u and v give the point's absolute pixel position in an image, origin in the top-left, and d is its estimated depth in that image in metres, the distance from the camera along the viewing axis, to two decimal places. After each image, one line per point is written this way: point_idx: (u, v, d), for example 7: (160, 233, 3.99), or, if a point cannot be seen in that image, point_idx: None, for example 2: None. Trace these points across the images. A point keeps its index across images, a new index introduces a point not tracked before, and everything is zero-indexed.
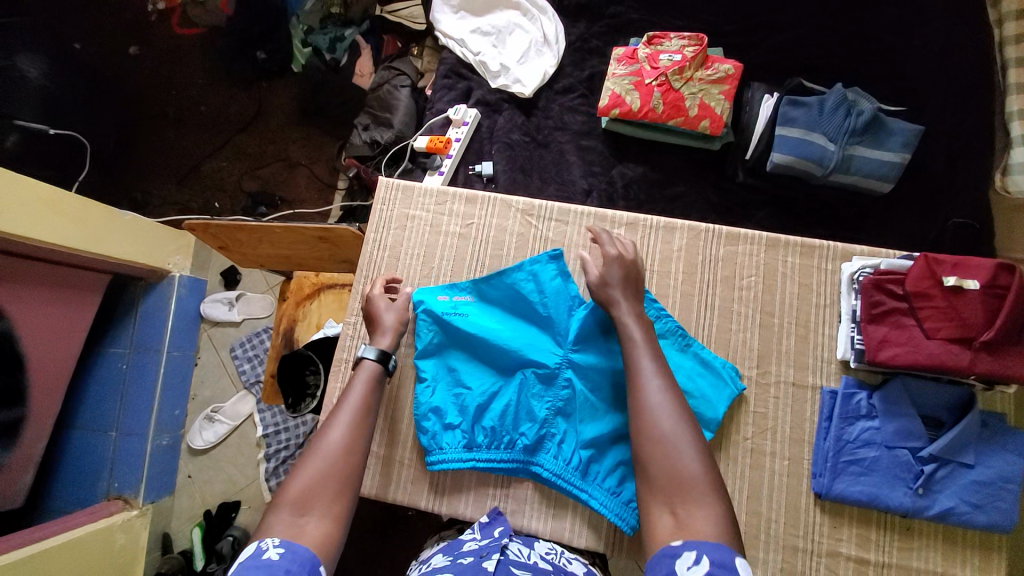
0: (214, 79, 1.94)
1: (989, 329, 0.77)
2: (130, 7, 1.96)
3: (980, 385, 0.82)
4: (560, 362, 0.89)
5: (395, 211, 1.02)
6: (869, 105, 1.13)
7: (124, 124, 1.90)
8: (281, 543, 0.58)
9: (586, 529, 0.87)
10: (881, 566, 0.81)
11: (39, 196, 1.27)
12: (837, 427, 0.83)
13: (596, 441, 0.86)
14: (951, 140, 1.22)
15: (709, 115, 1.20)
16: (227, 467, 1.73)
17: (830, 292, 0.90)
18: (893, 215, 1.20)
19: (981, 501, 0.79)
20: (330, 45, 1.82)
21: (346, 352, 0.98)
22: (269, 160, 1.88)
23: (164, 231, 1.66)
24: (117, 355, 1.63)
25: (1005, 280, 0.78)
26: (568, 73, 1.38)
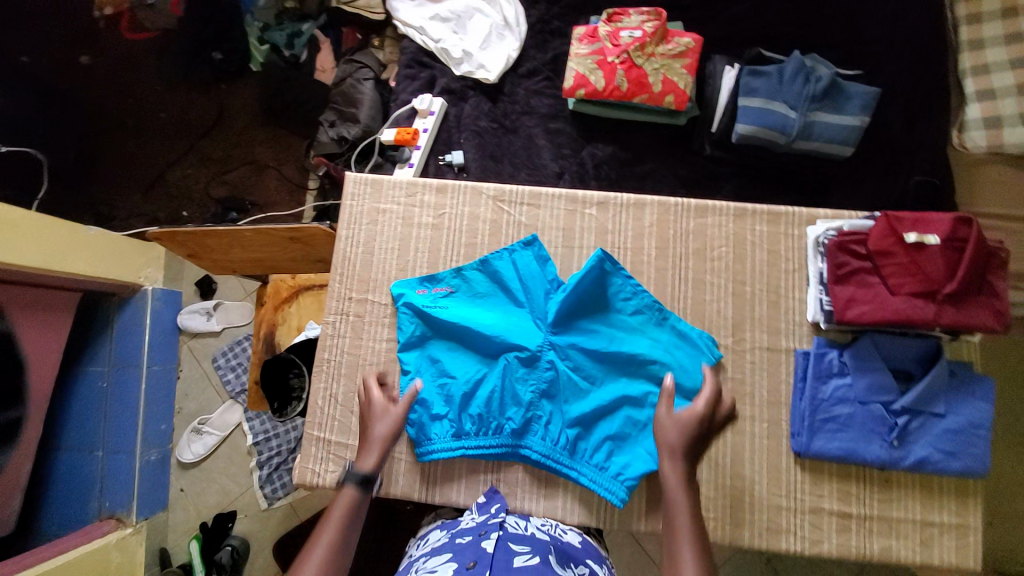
0: (173, 83, 1.88)
1: (951, 281, 0.80)
2: (77, 14, 1.88)
3: (945, 335, 0.85)
4: (541, 344, 0.90)
5: (365, 206, 1.01)
6: (828, 71, 1.17)
7: (81, 136, 1.83)
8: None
9: (578, 506, 0.89)
10: (862, 518, 0.84)
11: None
12: (812, 386, 0.85)
13: (581, 418, 0.87)
14: (907, 100, 1.24)
15: (673, 89, 1.21)
16: (220, 478, 1.71)
17: (798, 257, 0.92)
18: (857, 177, 1.23)
19: (953, 448, 0.82)
20: (288, 41, 1.76)
21: (327, 351, 0.96)
22: (236, 164, 1.84)
23: (133, 243, 1.61)
24: (97, 374, 1.60)
25: (964, 232, 0.80)
26: (532, 56, 1.37)
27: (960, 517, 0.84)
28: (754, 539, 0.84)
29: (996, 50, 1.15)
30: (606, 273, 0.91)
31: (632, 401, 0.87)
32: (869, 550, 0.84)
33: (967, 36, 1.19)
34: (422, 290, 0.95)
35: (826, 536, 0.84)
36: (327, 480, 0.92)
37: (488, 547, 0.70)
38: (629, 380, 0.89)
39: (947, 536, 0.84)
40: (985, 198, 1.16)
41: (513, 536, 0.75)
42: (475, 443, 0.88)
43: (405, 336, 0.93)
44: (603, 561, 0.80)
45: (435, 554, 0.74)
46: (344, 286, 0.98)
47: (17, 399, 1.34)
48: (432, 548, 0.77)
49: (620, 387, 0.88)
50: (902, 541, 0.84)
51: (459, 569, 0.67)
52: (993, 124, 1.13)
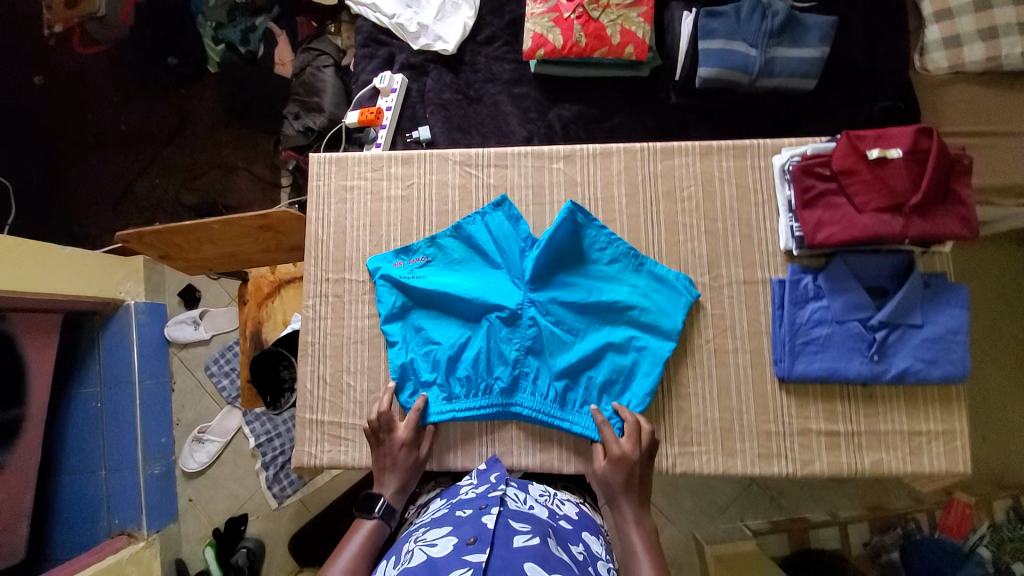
0: (130, 93, 1.84)
1: (916, 193, 0.81)
2: (22, 32, 1.83)
3: (917, 248, 0.86)
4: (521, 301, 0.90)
5: (332, 185, 1.00)
6: (784, 3, 1.16)
7: (42, 157, 1.79)
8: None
9: (574, 456, 0.89)
10: (851, 435, 0.86)
11: None
12: (790, 312, 0.87)
13: (568, 370, 0.87)
14: (866, 27, 1.24)
15: (632, 40, 1.20)
16: (226, 483, 1.71)
17: (766, 188, 0.92)
18: (823, 110, 1.23)
19: (933, 356, 0.84)
20: (243, 38, 1.71)
21: (311, 334, 0.96)
22: (204, 169, 1.81)
23: (110, 259, 1.60)
24: (89, 396, 1.59)
25: (924, 143, 0.81)
26: (489, 23, 1.35)
27: (946, 424, 0.86)
28: (747, 466, 0.86)
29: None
30: (579, 225, 0.91)
31: (616, 347, 0.88)
32: (860, 465, 0.86)
33: None
34: (397, 262, 0.95)
35: (817, 456, 0.86)
36: (324, 461, 0.92)
37: (489, 523, 0.70)
38: (611, 327, 0.89)
39: (934, 444, 0.86)
40: (950, 117, 1.16)
41: (513, 512, 0.75)
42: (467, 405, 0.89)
43: (385, 309, 0.93)
44: (598, 531, 0.83)
45: (437, 525, 0.75)
46: (320, 268, 0.97)
47: (17, 400, 1.34)
48: (432, 519, 0.78)
49: (603, 335, 0.89)
50: (892, 453, 0.86)
51: (459, 545, 0.67)
52: (952, 44, 1.14)
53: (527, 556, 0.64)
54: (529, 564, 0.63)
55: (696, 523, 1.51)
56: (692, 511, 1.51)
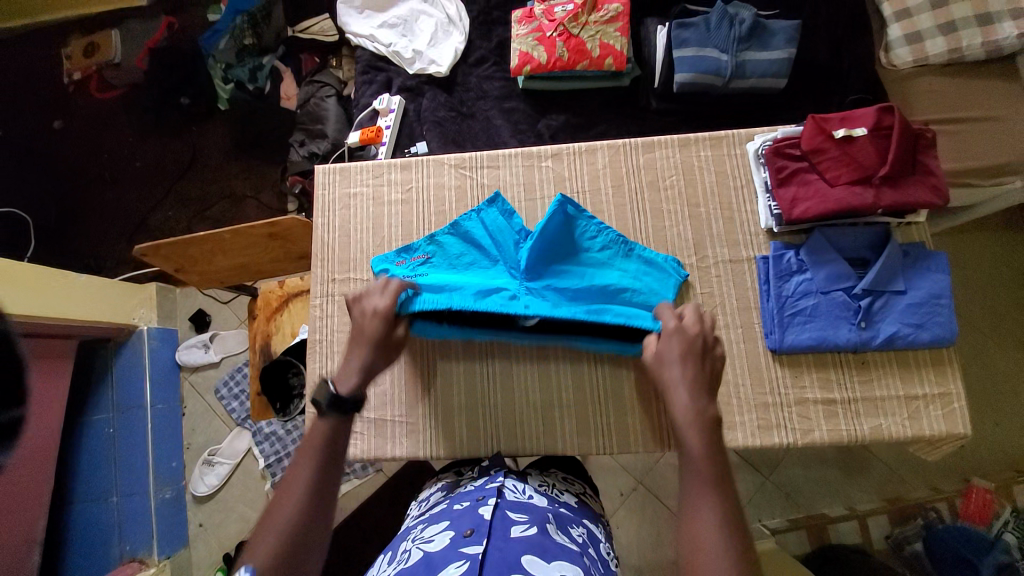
0: (145, 133, 1.95)
1: (884, 165, 0.86)
2: (47, 84, 1.98)
3: (892, 219, 0.91)
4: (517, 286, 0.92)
5: (336, 193, 1.06)
6: (749, 12, 1.25)
7: (61, 195, 1.89)
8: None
9: (574, 438, 0.94)
10: (848, 403, 0.88)
11: None
12: (776, 286, 0.91)
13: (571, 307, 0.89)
14: (830, 30, 1.33)
15: (611, 52, 1.29)
16: (236, 506, 1.70)
17: (743, 173, 0.98)
18: (796, 107, 1.31)
19: (921, 320, 0.87)
20: (251, 76, 1.84)
21: (319, 333, 1.00)
22: (214, 199, 1.89)
23: (123, 287, 1.65)
24: (102, 421, 1.60)
25: (887, 120, 0.88)
26: (479, 46, 1.45)
27: (942, 386, 0.88)
28: (747, 438, 0.88)
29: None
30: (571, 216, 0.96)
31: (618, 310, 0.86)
32: (860, 432, 0.88)
33: None
34: (402, 259, 0.98)
35: (816, 425, 0.88)
36: None
37: (485, 514, 0.73)
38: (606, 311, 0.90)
39: (932, 407, 0.88)
40: (921, 106, 1.22)
41: (511, 504, 0.77)
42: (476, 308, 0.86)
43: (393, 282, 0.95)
44: (598, 519, 0.86)
45: (434, 520, 0.78)
46: (327, 270, 1.03)
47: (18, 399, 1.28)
48: (431, 515, 0.80)
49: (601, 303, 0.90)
50: (891, 418, 0.88)
51: (457, 537, 0.69)
52: (914, 39, 1.22)
53: (525, 546, 0.66)
54: (526, 553, 0.65)
55: None
56: None
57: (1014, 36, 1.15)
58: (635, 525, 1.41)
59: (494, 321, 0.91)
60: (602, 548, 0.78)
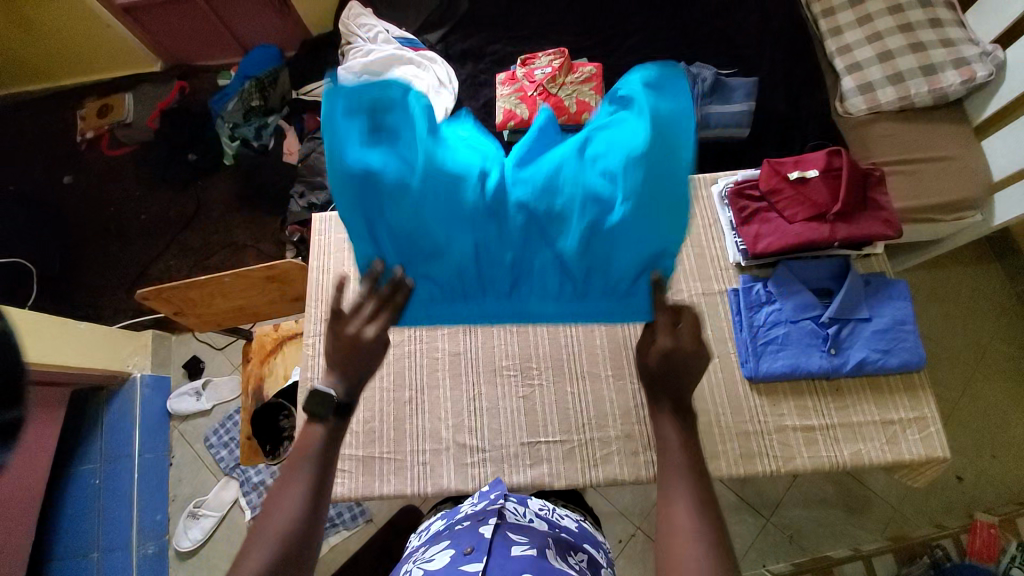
0: (151, 187, 2.05)
1: (836, 203, 0.94)
2: (63, 144, 2.11)
3: (851, 251, 0.98)
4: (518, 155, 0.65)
5: (332, 239, 1.12)
6: (710, 71, 1.38)
7: (65, 247, 1.95)
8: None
9: (563, 471, 0.95)
10: (825, 429, 0.91)
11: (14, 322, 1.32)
12: (747, 316, 0.96)
13: (569, 271, 0.67)
14: (787, 85, 1.46)
15: (587, 108, 1.41)
16: (220, 563, 1.64)
17: (710, 212, 1.05)
18: (762, 152, 1.41)
19: (888, 345, 0.91)
20: (256, 134, 1.97)
21: (312, 371, 1.03)
22: (214, 249, 1.96)
23: (119, 334, 1.68)
24: (89, 472, 1.57)
25: (836, 163, 0.96)
26: (467, 104, 1.58)
27: (917, 410, 0.91)
28: (731, 467, 0.90)
29: (853, 33, 1.41)
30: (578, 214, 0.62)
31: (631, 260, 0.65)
32: (840, 458, 0.89)
33: (827, 26, 1.45)
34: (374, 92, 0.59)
35: (797, 451, 0.90)
36: None
37: (487, 533, 0.74)
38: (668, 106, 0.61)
39: (909, 431, 0.90)
40: (877, 149, 1.32)
41: (513, 525, 0.77)
42: (449, 290, 0.73)
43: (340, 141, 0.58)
44: (599, 545, 0.85)
45: (436, 542, 0.78)
46: (321, 310, 1.07)
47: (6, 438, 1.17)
48: (431, 539, 0.81)
49: (647, 222, 0.60)
50: (870, 444, 0.90)
51: (458, 555, 0.71)
52: (867, 89, 1.35)
53: (524, 564, 0.67)
54: (526, 571, 0.65)
55: None
56: None
57: (958, 84, 1.28)
58: (634, 574, 1.37)
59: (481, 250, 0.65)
60: (603, 574, 0.77)
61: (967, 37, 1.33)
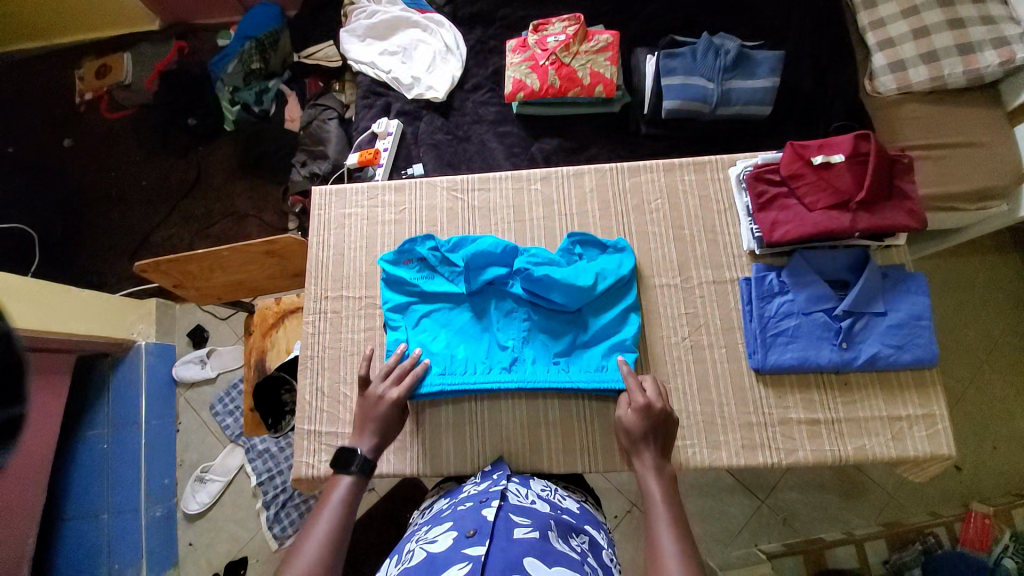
0: (151, 153, 2.01)
1: (861, 190, 0.89)
2: (61, 105, 2.06)
3: (872, 242, 0.93)
4: (507, 284, 0.98)
5: (332, 213, 1.09)
6: (734, 43, 1.30)
7: (67, 212, 1.94)
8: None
9: (563, 456, 0.94)
10: (831, 423, 0.89)
11: (14, 289, 1.32)
12: (758, 307, 0.93)
13: (552, 355, 0.93)
14: (814, 60, 1.38)
15: (601, 80, 1.34)
16: (227, 525, 1.69)
17: (726, 196, 1.01)
18: (782, 132, 1.34)
19: (902, 341, 0.88)
20: (257, 98, 1.88)
21: (311, 349, 1.02)
22: (216, 218, 1.93)
23: (123, 303, 1.68)
24: (96, 437, 1.61)
25: (864, 147, 0.90)
26: (475, 73, 1.51)
27: (926, 408, 0.89)
28: (732, 458, 0.89)
29: (888, 5, 1.30)
30: (544, 318, 0.96)
31: (593, 343, 0.94)
32: (844, 453, 0.88)
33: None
34: (400, 253, 1.01)
35: (800, 445, 0.89)
36: (322, 469, 0.95)
37: (488, 516, 0.73)
38: (619, 249, 0.98)
39: (916, 428, 0.89)
40: (905, 132, 1.25)
41: (515, 507, 0.78)
42: (462, 370, 0.92)
43: (389, 298, 0.99)
44: (600, 526, 0.85)
45: (439, 522, 0.79)
46: (320, 286, 1.05)
47: None
48: (434, 518, 0.81)
49: (594, 321, 0.94)
50: (874, 439, 0.88)
51: (460, 537, 0.71)
52: (897, 67, 1.26)
53: (526, 547, 0.67)
54: (527, 556, 0.65)
55: (708, 550, 1.46)
56: (702, 538, 1.46)
57: (995, 64, 1.19)
58: (628, 550, 1.39)
59: (486, 343, 0.95)
60: (604, 556, 0.77)
61: (1009, 14, 1.23)
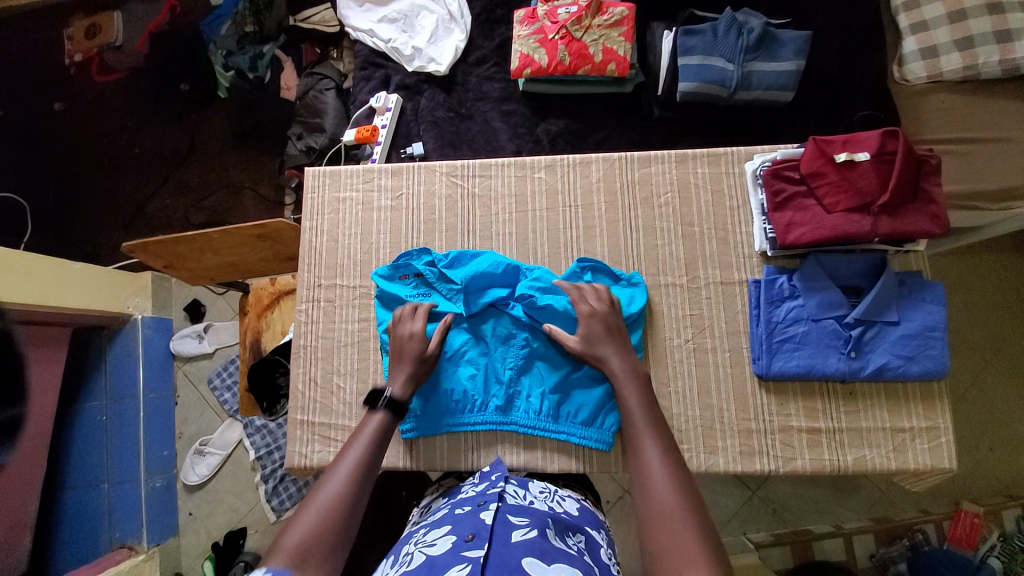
0: (144, 119, 1.94)
1: (885, 192, 0.84)
2: (49, 65, 1.97)
3: (890, 247, 0.89)
4: (507, 304, 0.95)
5: (325, 196, 1.05)
6: (759, 21, 1.21)
7: (60, 180, 1.89)
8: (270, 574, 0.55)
9: (558, 455, 0.92)
10: (832, 433, 0.87)
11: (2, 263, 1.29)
12: (766, 311, 0.89)
13: (547, 397, 0.92)
14: (842, 42, 1.30)
15: (614, 58, 1.26)
16: (227, 497, 1.72)
17: (740, 193, 0.96)
18: (802, 121, 1.28)
19: (913, 352, 0.85)
20: (251, 64, 1.79)
21: (303, 338, 0.99)
22: (211, 189, 1.88)
23: (118, 275, 1.65)
24: (96, 409, 1.62)
25: (891, 145, 0.84)
26: (480, 45, 1.42)
27: (930, 421, 0.87)
28: (729, 463, 0.87)
29: None
30: (542, 353, 0.94)
31: (589, 386, 0.92)
32: (843, 462, 0.86)
33: None
34: (395, 268, 0.96)
35: (799, 453, 0.87)
36: (314, 460, 0.94)
37: (486, 519, 0.72)
38: (631, 284, 0.93)
39: (918, 440, 0.87)
40: (931, 125, 1.18)
41: (512, 508, 0.77)
42: (458, 409, 0.93)
43: (383, 318, 0.95)
44: (601, 526, 0.83)
45: (437, 525, 0.77)
46: (313, 274, 1.02)
47: None
48: (432, 520, 0.80)
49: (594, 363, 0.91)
50: (875, 450, 0.87)
51: (458, 542, 0.69)
52: (929, 54, 1.17)
53: (526, 549, 0.65)
54: (526, 556, 0.64)
55: None
56: None
57: None
58: (620, 533, 1.41)
59: (483, 376, 0.94)
60: (603, 557, 0.75)
61: None
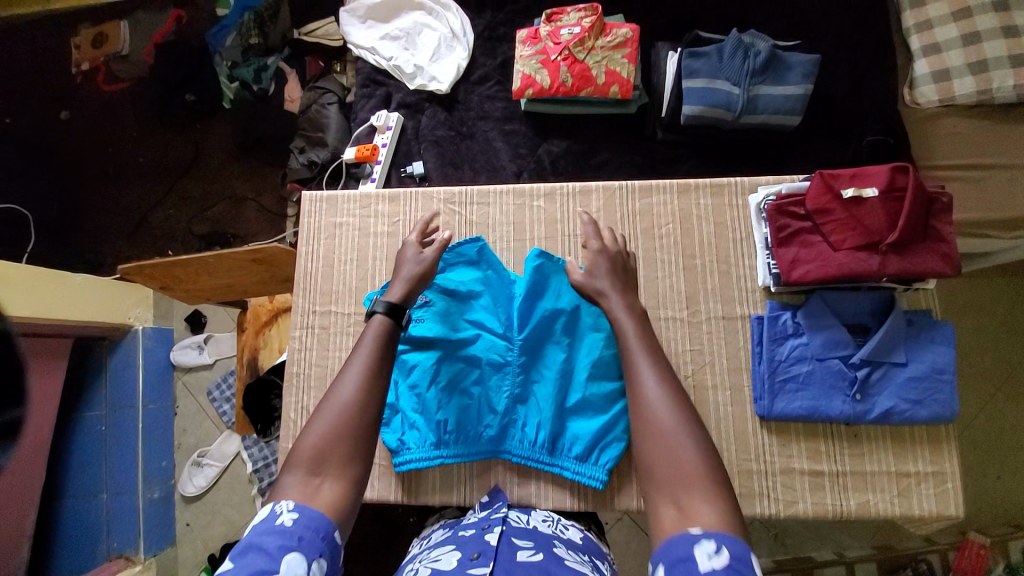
0: (149, 129, 1.95)
1: (893, 231, 0.81)
2: (55, 73, 1.96)
3: (899, 286, 0.86)
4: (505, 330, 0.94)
5: (321, 221, 1.04)
6: (766, 43, 1.19)
7: (64, 190, 1.89)
8: (295, 508, 0.58)
9: (552, 491, 0.90)
10: (835, 476, 0.85)
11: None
12: (768, 349, 0.87)
13: (543, 429, 0.90)
14: (851, 65, 1.27)
15: (617, 80, 1.24)
16: (223, 509, 1.71)
17: (744, 225, 0.94)
18: (809, 146, 1.25)
19: (919, 396, 0.82)
20: (255, 76, 1.78)
21: (297, 365, 0.98)
22: (215, 199, 1.88)
23: (121, 285, 1.63)
24: (94, 419, 1.62)
25: (901, 181, 0.82)
26: (482, 63, 1.41)
27: (936, 465, 0.84)
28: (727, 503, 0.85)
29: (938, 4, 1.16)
30: (538, 381, 0.92)
31: (586, 418, 0.89)
32: (846, 507, 0.84)
33: None
34: None
35: (801, 496, 0.84)
36: None
37: (492, 540, 0.71)
38: None
39: (924, 485, 0.84)
40: (941, 151, 1.15)
41: (517, 530, 0.75)
42: (450, 441, 0.90)
43: None
44: (604, 557, 0.79)
45: (440, 546, 0.76)
46: (308, 300, 1.00)
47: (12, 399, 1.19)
48: (435, 543, 0.79)
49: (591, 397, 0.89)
50: (879, 495, 0.84)
51: (464, 560, 0.67)
52: (941, 77, 1.14)
53: (530, 569, 0.64)
54: None
55: None
56: None
57: None
58: None
59: (479, 405, 0.91)
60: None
61: None
